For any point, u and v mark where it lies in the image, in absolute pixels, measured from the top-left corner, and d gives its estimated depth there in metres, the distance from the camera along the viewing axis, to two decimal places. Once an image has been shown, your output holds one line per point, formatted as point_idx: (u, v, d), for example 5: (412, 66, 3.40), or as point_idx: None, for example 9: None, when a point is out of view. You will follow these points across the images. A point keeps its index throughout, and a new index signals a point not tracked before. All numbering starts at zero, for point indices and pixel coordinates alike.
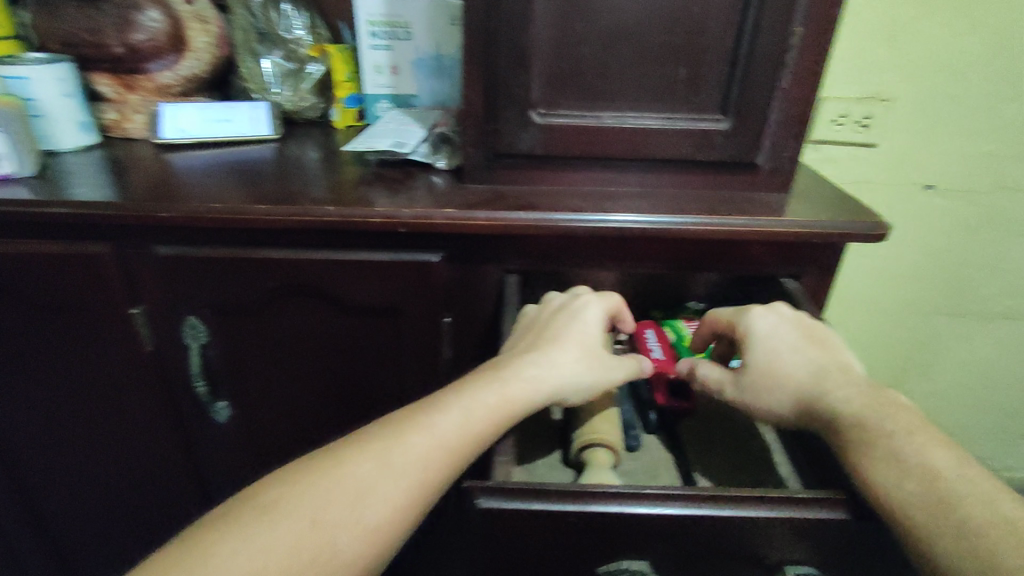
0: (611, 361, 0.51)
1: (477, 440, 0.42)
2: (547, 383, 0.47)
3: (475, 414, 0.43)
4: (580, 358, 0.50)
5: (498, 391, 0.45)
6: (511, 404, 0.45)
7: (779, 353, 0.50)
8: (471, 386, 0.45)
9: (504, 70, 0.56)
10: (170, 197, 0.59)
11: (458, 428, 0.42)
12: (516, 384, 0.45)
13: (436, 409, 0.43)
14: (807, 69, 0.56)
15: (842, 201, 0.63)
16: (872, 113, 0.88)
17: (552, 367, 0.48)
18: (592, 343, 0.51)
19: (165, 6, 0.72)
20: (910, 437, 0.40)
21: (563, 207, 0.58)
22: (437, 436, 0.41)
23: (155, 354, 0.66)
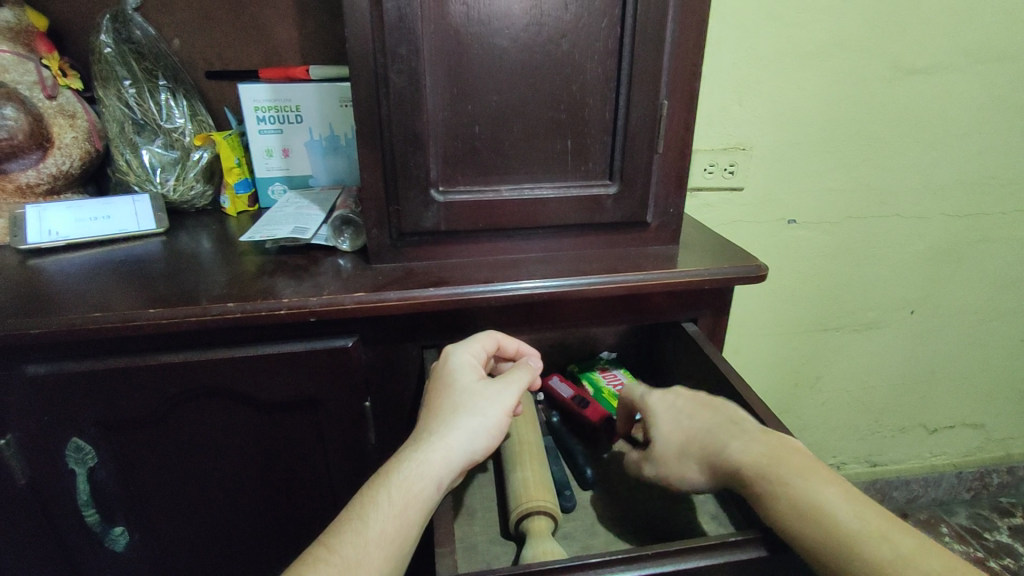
0: (489, 390, 0.49)
1: (388, 547, 0.40)
2: (432, 448, 0.44)
3: (381, 523, 0.40)
4: (459, 405, 0.47)
5: (397, 490, 0.42)
6: (412, 492, 0.42)
7: (679, 424, 0.52)
8: (362, 493, 0.43)
9: (402, 154, 0.57)
10: (42, 310, 0.53)
11: (365, 545, 0.39)
12: (407, 473, 0.43)
13: (341, 530, 0.40)
14: (677, 136, 0.62)
15: (722, 247, 0.70)
16: (735, 161, 0.98)
17: (430, 431, 0.46)
18: (467, 386, 0.49)
19: (21, 102, 0.67)
20: (805, 482, 0.42)
21: (472, 279, 0.60)
22: (347, 562, 0.38)
23: (30, 487, 0.58)
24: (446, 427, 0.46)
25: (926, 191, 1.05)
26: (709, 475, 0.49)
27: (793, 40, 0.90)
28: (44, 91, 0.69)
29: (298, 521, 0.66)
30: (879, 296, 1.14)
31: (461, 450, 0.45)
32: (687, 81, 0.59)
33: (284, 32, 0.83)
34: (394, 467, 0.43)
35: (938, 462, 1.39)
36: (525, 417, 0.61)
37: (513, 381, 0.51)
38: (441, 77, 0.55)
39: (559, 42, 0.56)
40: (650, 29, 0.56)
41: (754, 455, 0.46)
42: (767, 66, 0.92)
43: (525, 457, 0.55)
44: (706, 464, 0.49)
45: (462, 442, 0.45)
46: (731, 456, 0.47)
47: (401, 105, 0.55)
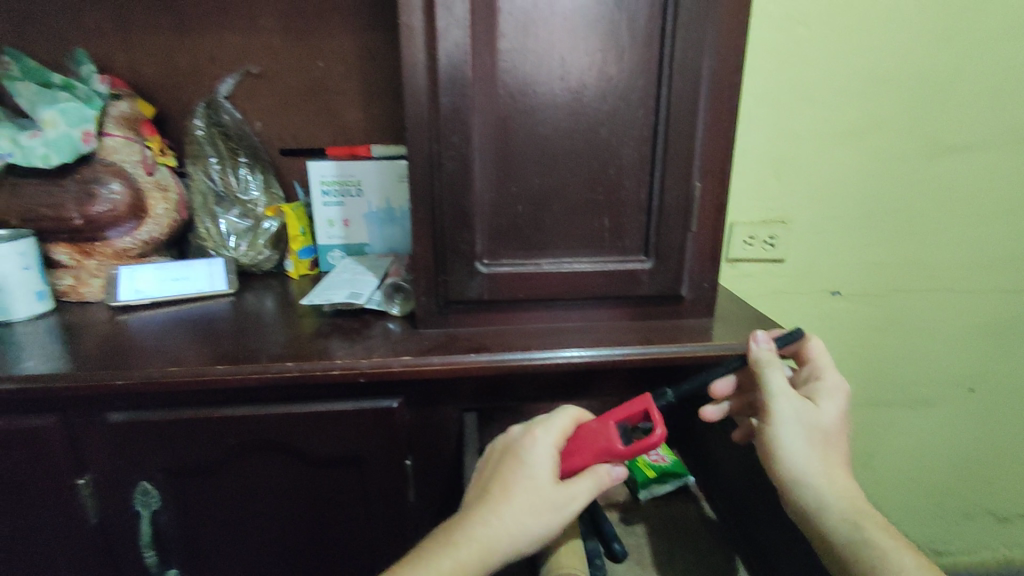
0: (564, 499, 0.48)
1: None
2: (492, 534, 0.46)
3: None
4: (536, 512, 0.47)
5: (454, 562, 0.44)
6: (467, 569, 0.44)
7: (837, 433, 0.52)
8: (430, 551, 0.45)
9: (451, 231, 0.62)
10: (126, 363, 0.60)
11: None
12: (468, 548, 0.45)
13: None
14: (710, 217, 0.65)
15: (759, 321, 0.71)
16: (775, 233, 1.00)
17: (494, 515, 0.46)
18: (552, 495, 0.48)
19: (126, 178, 0.77)
20: (880, 527, 0.47)
21: (513, 347, 0.63)
22: None
23: (99, 526, 0.63)
24: (511, 528, 0.46)
25: (977, 267, 1.03)
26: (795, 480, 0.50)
27: (829, 120, 0.94)
28: (145, 168, 0.79)
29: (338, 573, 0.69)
30: (934, 372, 1.11)
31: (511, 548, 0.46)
32: (719, 165, 0.63)
33: (351, 115, 0.92)
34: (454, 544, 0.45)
35: (1012, 555, 1.29)
36: None
37: (587, 496, 0.48)
38: (489, 161, 0.61)
39: (597, 130, 0.61)
40: (681, 119, 0.61)
41: (843, 489, 0.49)
42: (804, 144, 0.95)
43: None
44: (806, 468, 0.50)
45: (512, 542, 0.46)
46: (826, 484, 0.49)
47: (453, 187, 0.61)
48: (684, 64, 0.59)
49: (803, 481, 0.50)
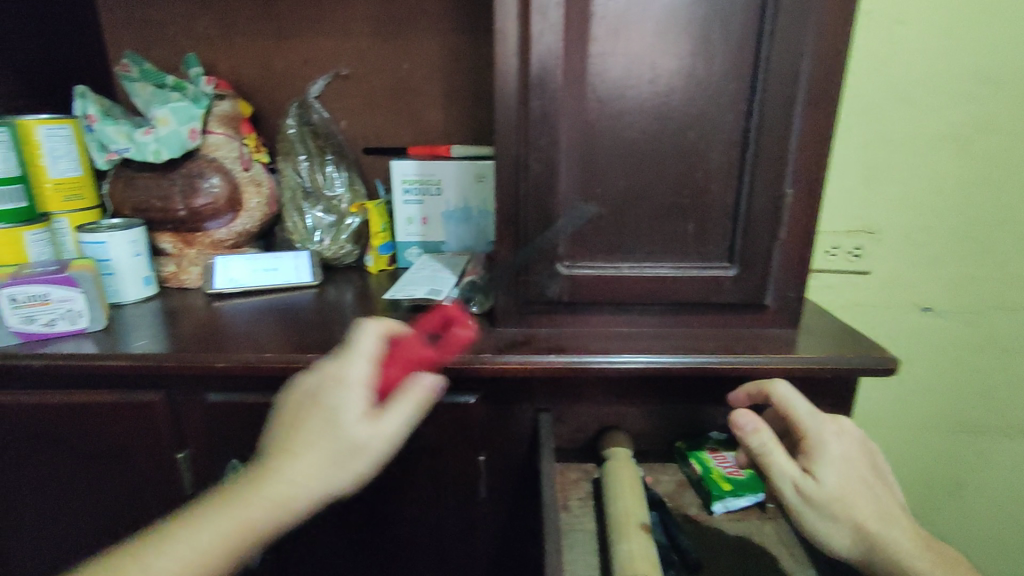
0: (370, 443, 0.43)
1: (232, 549, 0.40)
2: (297, 481, 0.41)
3: (229, 526, 0.40)
4: (337, 461, 0.42)
5: (264, 504, 0.40)
6: (281, 509, 0.41)
7: (855, 489, 0.48)
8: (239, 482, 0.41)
9: (534, 232, 0.63)
10: (224, 347, 0.63)
11: (226, 535, 0.40)
12: (269, 493, 0.40)
13: (201, 516, 0.41)
14: (802, 226, 0.62)
15: (849, 335, 0.68)
16: (861, 244, 0.95)
17: (310, 452, 0.42)
18: (360, 443, 0.42)
19: (226, 173, 0.82)
20: None
21: (590, 349, 0.63)
22: (192, 558, 0.39)
23: (193, 498, 0.68)
24: (307, 489, 0.41)
25: None
26: (857, 556, 0.48)
27: (926, 126, 0.88)
28: (242, 164, 0.84)
29: (408, 562, 0.71)
30: None
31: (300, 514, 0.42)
32: (814, 171, 0.60)
33: (432, 116, 0.94)
34: (252, 508, 0.40)
35: None
36: (629, 488, 0.62)
37: (400, 432, 0.44)
38: (574, 164, 0.61)
39: (685, 134, 0.60)
40: (775, 123, 0.59)
41: (910, 547, 0.47)
42: (898, 151, 0.90)
43: (627, 529, 0.57)
44: (865, 545, 0.47)
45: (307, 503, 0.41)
46: (891, 552, 0.47)
47: (538, 188, 0.61)
48: (780, 67, 0.57)
49: (863, 563, 0.48)
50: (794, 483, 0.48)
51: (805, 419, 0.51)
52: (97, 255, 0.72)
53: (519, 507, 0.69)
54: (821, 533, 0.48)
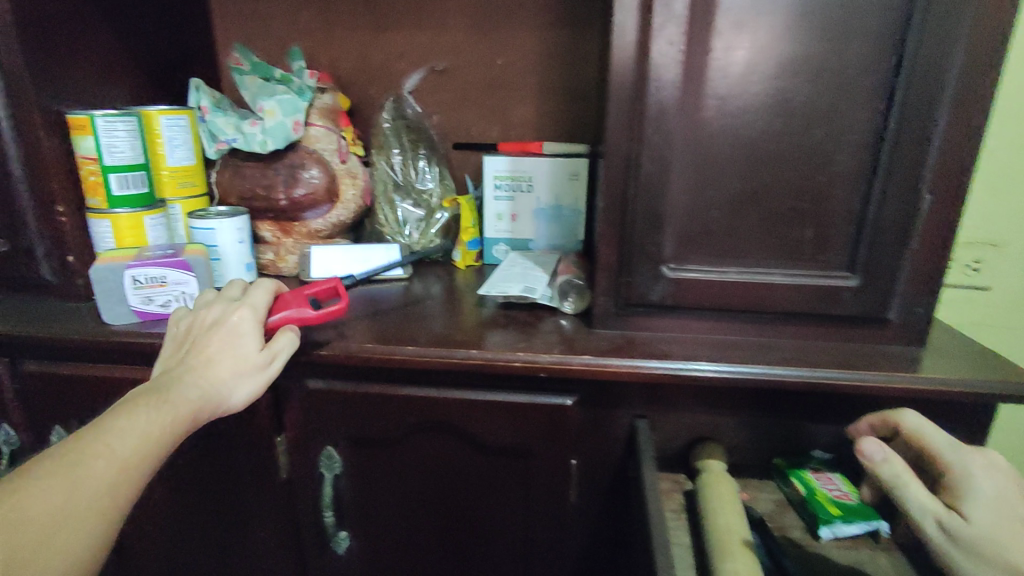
0: (250, 366, 0.54)
1: (173, 432, 0.48)
2: (206, 383, 0.51)
3: (181, 413, 0.49)
4: (236, 373, 0.53)
5: (199, 394, 0.50)
6: (197, 407, 0.50)
7: (1012, 527, 0.43)
8: (187, 381, 0.50)
9: (640, 232, 0.60)
10: (325, 335, 0.64)
11: (167, 421, 0.48)
12: (198, 391, 0.50)
13: (155, 403, 0.48)
14: (937, 234, 0.57)
15: (982, 356, 0.62)
16: (982, 258, 0.88)
17: (220, 365, 0.52)
18: (251, 362, 0.54)
19: (325, 165, 0.83)
20: None
21: (695, 356, 0.60)
22: (142, 434, 0.46)
23: (287, 480, 0.69)
24: (216, 395, 0.52)
25: None
26: None
27: None
28: (340, 156, 0.85)
29: (490, 561, 0.70)
30: None
31: (202, 418, 0.51)
32: (956, 176, 0.55)
33: (523, 112, 0.94)
34: (176, 402, 0.49)
35: None
36: (731, 505, 0.58)
37: (274, 360, 0.55)
38: (688, 162, 0.58)
39: (811, 133, 0.56)
40: (915, 122, 0.54)
41: None
42: None
43: (732, 549, 0.54)
44: None
45: (210, 412, 0.52)
46: None
47: (648, 187, 0.59)
48: (926, 61, 0.52)
49: None
50: (935, 517, 0.45)
51: (944, 453, 0.48)
52: (206, 241, 0.75)
53: (608, 515, 0.67)
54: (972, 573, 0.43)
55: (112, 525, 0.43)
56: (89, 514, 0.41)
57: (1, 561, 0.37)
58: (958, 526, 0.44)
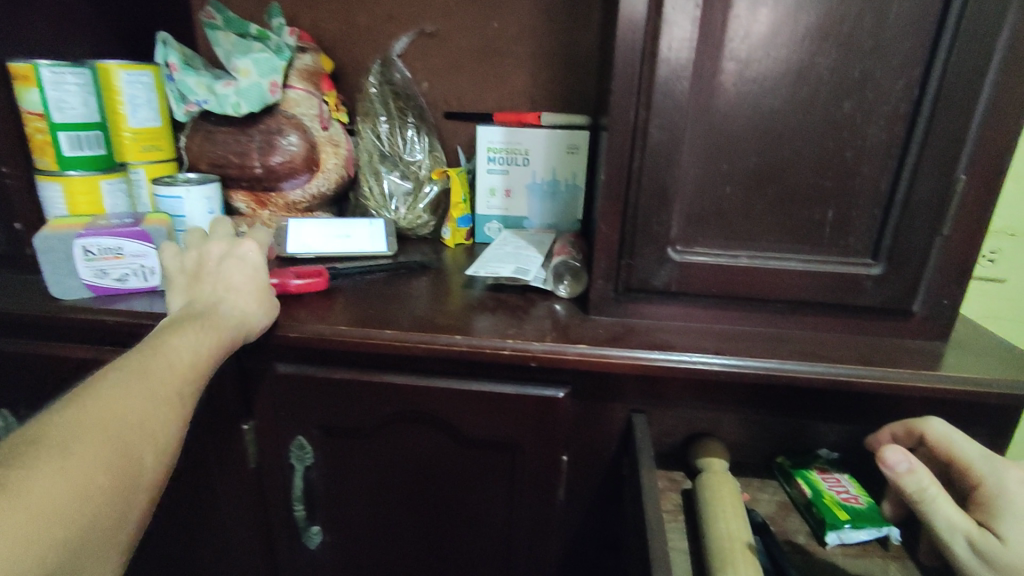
0: (267, 296, 0.56)
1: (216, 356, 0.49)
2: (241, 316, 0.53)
3: (220, 340, 0.50)
4: (260, 306, 0.54)
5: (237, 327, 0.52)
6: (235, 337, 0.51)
7: None
8: (222, 316, 0.51)
9: (644, 209, 0.55)
10: (296, 315, 0.59)
11: (212, 346, 0.48)
12: (234, 322, 0.52)
13: (197, 328, 0.49)
14: (971, 220, 0.52)
15: (1009, 354, 0.57)
16: (1001, 248, 0.82)
17: (249, 301, 0.54)
18: (268, 293, 0.56)
19: (304, 132, 0.77)
20: None
21: (699, 348, 0.55)
22: (197, 351, 0.47)
23: (257, 469, 0.64)
24: (249, 325, 0.53)
25: None
26: None
27: None
28: (321, 122, 0.79)
29: (472, 559, 0.66)
30: None
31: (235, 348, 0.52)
32: (997, 155, 0.50)
33: (520, 80, 0.87)
34: (222, 330, 0.50)
35: None
36: (732, 509, 0.53)
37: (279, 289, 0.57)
38: (700, 132, 0.53)
39: (838, 104, 0.51)
40: (956, 93, 0.48)
41: None
42: None
43: (734, 558, 0.49)
44: None
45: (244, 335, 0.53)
46: None
47: (655, 159, 0.53)
48: (974, 22, 0.46)
49: None
50: (965, 533, 0.40)
51: (976, 464, 0.43)
52: (172, 211, 0.69)
53: (598, 513, 0.62)
54: None
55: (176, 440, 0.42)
56: (167, 415, 0.42)
57: (108, 438, 0.37)
58: (991, 544, 0.39)
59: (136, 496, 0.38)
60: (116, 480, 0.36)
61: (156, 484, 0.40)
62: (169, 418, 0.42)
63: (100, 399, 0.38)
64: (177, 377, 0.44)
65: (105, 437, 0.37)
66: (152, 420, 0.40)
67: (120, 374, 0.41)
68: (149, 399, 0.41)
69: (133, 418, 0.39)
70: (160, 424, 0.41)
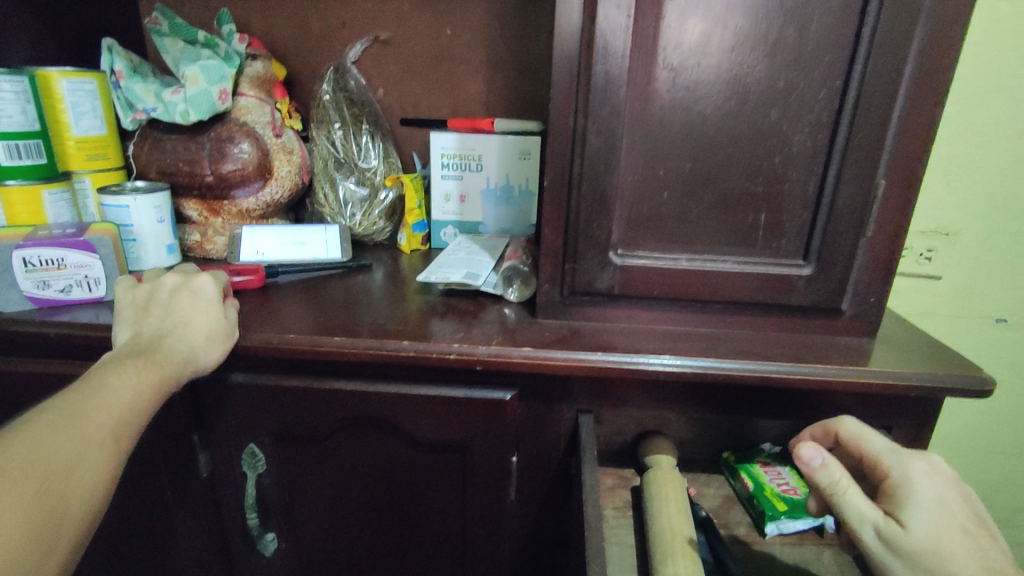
0: (218, 323, 0.54)
1: (158, 392, 0.48)
2: (185, 348, 0.52)
3: (161, 375, 0.49)
4: (209, 336, 0.53)
5: (179, 361, 0.51)
6: (179, 372, 0.50)
7: (950, 532, 0.41)
8: (165, 351, 0.50)
9: (586, 215, 0.56)
10: (245, 324, 0.59)
11: (152, 381, 0.48)
12: (177, 357, 0.51)
13: (135, 364, 0.48)
14: (892, 222, 0.55)
15: (931, 348, 0.60)
16: (935, 246, 0.86)
17: (194, 331, 0.53)
18: (220, 322, 0.54)
19: (256, 139, 0.76)
20: None
21: (640, 348, 0.57)
22: (134, 387, 0.46)
23: (209, 479, 0.64)
24: (195, 359, 0.52)
25: None
26: None
27: None
28: (274, 130, 0.79)
29: (427, 561, 0.66)
30: None
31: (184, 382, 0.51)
32: (913, 162, 0.53)
33: (474, 87, 0.88)
34: (162, 367, 0.49)
35: None
36: (675, 504, 0.55)
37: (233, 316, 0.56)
38: (637, 140, 0.54)
39: (766, 113, 0.53)
40: (873, 103, 0.51)
41: None
42: (987, 144, 0.81)
43: (675, 551, 0.51)
44: None
45: (191, 372, 0.52)
46: None
47: (594, 166, 0.55)
48: (888, 36, 0.49)
49: None
50: (872, 523, 0.42)
51: (884, 457, 0.45)
52: (119, 220, 0.68)
53: (550, 512, 0.63)
54: None
55: (113, 477, 0.42)
56: (102, 455, 0.41)
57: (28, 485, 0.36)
58: (895, 532, 0.41)
59: (57, 543, 0.37)
60: (35, 528, 0.35)
61: (87, 527, 0.40)
62: (103, 459, 0.41)
63: (23, 445, 0.37)
64: (111, 417, 0.43)
65: (28, 476, 0.36)
66: (81, 463, 0.39)
67: (50, 416, 0.40)
68: (78, 442, 0.40)
69: (60, 463, 0.38)
70: (90, 465, 0.40)
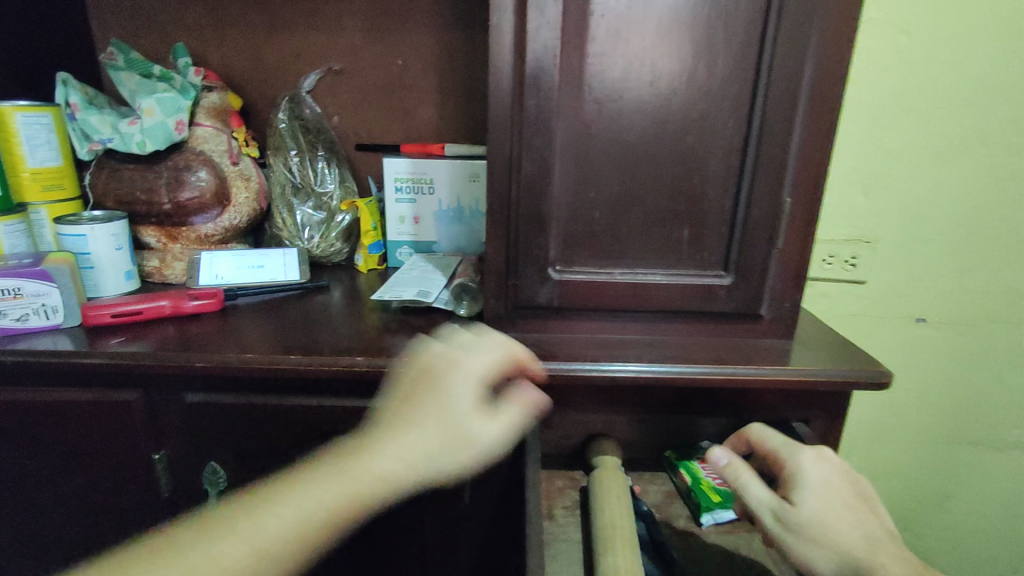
0: (472, 421, 0.47)
1: (314, 527, 0.42)
2: (394, 451, 0.45)
3: (323, 497, 0.43)
4: (445, 440, 0.46)
5: (382, 471, 0.44)
6: (369, 492, 0.44)
7: (833, 509, 0.48)
8: (359, 466, 0.44)
9: (525, 234, 0.61)
10: (203, 346, 0.61)
11: (306, 511, 0.42)
12: (383, 471, 0.44)
13: (304, 490, 0.43)
14: (799, 234, 0.61)
15: (844, 347, 0.66)
16: (858, 253, 0.94)
17: (409, 430, 0.46)
18: (474, 427, 0.47)
19: (213, 167, 0.79)
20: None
21: (579, 356, 0.62)
22: (287, 521, 0.42)
23: (169, 499, 0.66)
24: (427, 471, 0.45)
25: None
26: None
27: (929, 135, 0.87)
28: (231, 158, 0.82)
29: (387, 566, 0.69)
30: None
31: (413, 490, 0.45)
32: (813, 180, 0.59)
33: (426, 113, 0.93)
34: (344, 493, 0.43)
35: None
36: (617, 498, 0.60)
37: (508, 419, 0.50)
38: (569, 165, 0.60)
39: (684, 139, 0.59)
40: (775, 130, 0.58)
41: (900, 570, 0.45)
42: (897, 159, 0.89)
43: (617, 540, 0.55)
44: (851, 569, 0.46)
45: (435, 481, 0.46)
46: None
47: (531, 189, 0.60)
48: (782, 71, 0.56)
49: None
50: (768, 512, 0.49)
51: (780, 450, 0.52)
52: (76, 248, 0.69)
53: (503, 514, 0.67)
54: (811, 558, 0.47)
55: None
56: None
57: None
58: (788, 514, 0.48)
59: None
60: None
61: None
62: None
63: None
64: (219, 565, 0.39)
65: None
66: None
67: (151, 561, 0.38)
68: None
69: None
70: None
